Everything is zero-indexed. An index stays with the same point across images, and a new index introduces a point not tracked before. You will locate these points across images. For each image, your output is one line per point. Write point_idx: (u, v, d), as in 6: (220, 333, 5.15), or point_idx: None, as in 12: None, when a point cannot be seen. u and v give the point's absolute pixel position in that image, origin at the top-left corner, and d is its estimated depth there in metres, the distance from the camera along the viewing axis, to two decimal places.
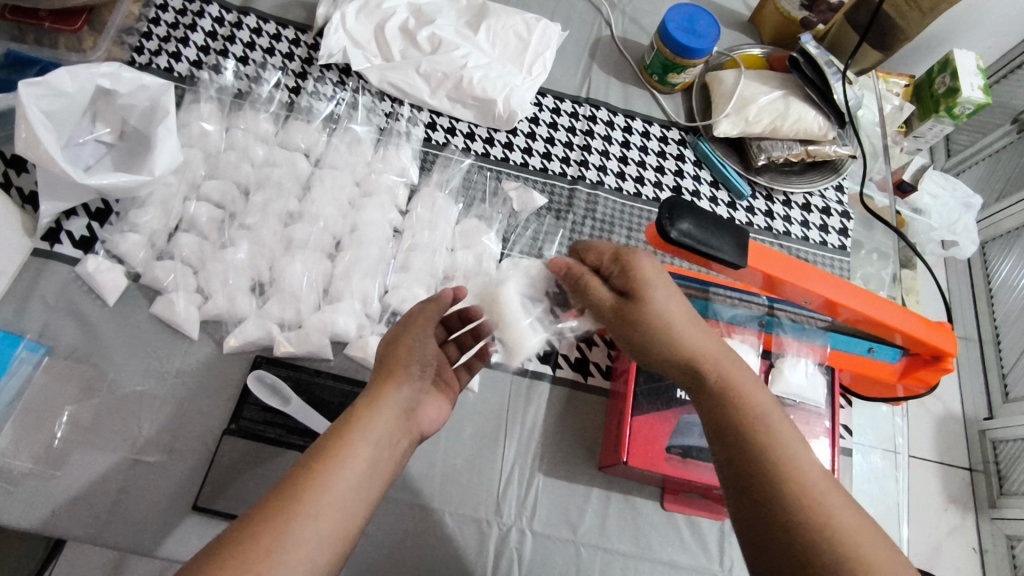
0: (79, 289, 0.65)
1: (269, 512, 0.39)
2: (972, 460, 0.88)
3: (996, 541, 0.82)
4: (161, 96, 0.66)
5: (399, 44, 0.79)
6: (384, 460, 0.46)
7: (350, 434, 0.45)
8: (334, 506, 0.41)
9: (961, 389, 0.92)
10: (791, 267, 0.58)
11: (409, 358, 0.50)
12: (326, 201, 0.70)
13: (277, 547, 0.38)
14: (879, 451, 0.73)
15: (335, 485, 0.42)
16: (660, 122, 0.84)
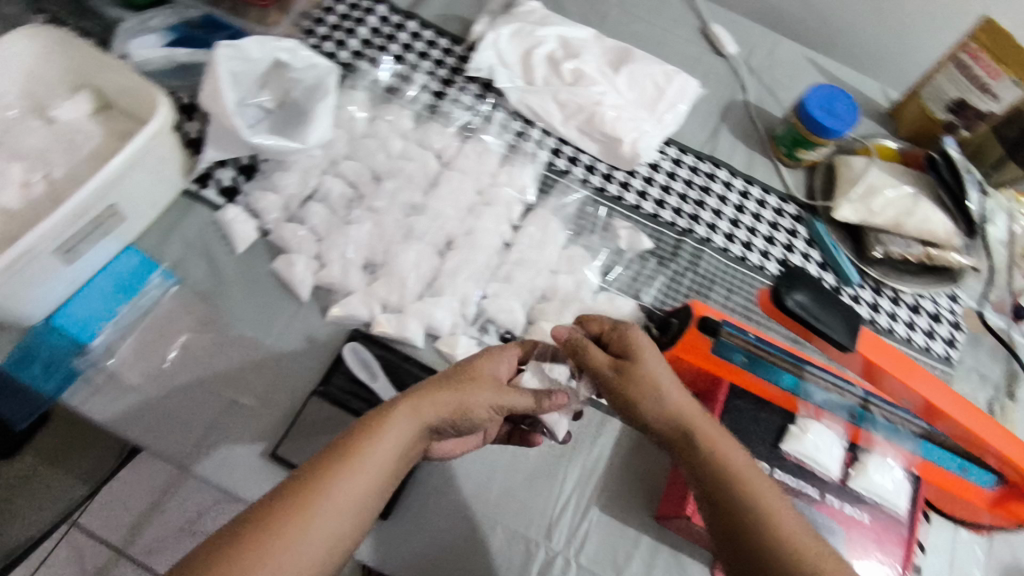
0: (215, 233, 0.70)
1: (274, 520, 0.38)
2: None
3: None
4: (326, 77, 0.72)
5: (543, 71, 0.83)
6: (399, 465, 0.44)
7: (367, 442, 0.42)
8: (342, 516, 0.40)
9: None
10: (901, 362, 0.57)
11: (471, 396, 0.48)
12: (448, 202, 0.74)
13: (272, 563, 0.37)
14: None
15: (345, 491, 0.40)
16: (779, 193, 0.84)
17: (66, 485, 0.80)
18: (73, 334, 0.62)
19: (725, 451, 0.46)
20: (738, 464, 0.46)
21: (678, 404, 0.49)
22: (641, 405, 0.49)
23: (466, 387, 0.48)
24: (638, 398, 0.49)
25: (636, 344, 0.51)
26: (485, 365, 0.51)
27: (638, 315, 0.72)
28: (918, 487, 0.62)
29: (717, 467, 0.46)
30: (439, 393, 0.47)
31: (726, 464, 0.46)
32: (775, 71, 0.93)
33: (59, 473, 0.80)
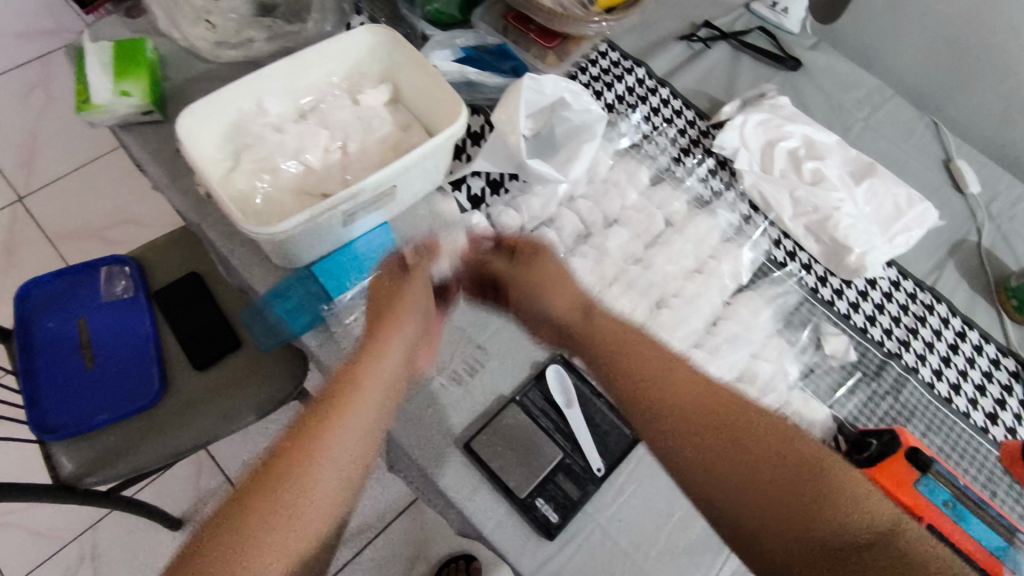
0: (455, 231, 0.77)
1: (266, 507, 0.47)
2: None
3: None
4: (595, 123, 0.80)
5: (783, 164, 0.85)
6: (372, 421, 0.54)
7: (327, 416, 0.52)
8: (332, 482, 0.50)
9: None
10: None
11: (392, 334, 0.58)
12: (668, 261, 0.78)
13: (264, 534, 0.46)
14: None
15: (327, 469, 0.50)
16: (998, 344, 0.80)
17: (236, 407, 0.81)
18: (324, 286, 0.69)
19: (691, 393, 0.54)
20: (714, 402, 0.53)
21: (629, 327, 0.61)
22: (549, 289, 0.65)
23: (398, 299, 0.61)
24: (624, 357, 0.57)
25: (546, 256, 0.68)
26: (420, 279, 0.64)
27: (830, 424, 0.71)
28: None
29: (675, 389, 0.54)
30: (376, 350, 0.57)
31: (714, 399, 0.53)
32: (1014, 220, 0.90)
33: (234, 395, 0.81)
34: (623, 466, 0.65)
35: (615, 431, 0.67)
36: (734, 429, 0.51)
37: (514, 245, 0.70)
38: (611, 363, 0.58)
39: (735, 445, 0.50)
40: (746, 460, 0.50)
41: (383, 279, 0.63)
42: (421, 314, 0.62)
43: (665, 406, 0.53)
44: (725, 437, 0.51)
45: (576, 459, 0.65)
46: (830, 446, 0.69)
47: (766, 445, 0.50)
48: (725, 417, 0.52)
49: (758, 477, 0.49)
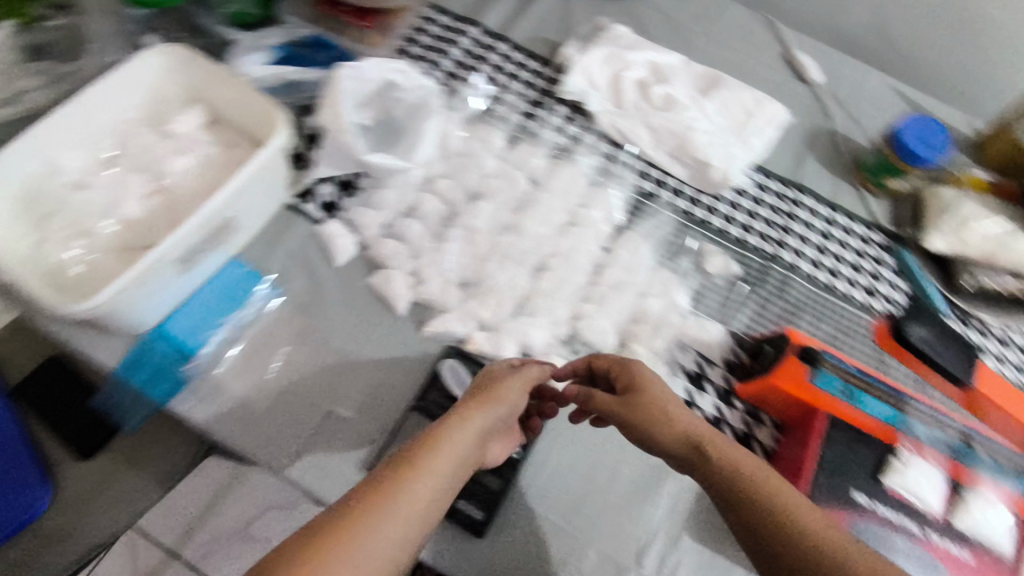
0: (314, 246, 0.71)
1: (333, 544, 0.40)
2: None
3: None
4: (430, 98, 0.77)
5: (633, 95, 0.84)
6: (445, 488, 0.46)
7: (401, 466, 0.45)
8: (391, 539, 0.42)
9: None
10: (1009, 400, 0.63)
11: (501, 403, 0.54)
12: (539, 222, 0.76)
13: (362, 539, 0.41)
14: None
15: (392, 530, 0.42)
16: (864, 221, 0.84)
17: (143, 487, 0.80)
18: (181, 344, 0.64)
19: (746, 467, 0.51)
20: (767, 479, 0.50)
21: (672, 393, 0.57)
22: (654, 431, 0.54)
23: (495, 393, 0.54)
24: (650, 424, 0.55)
25: (639, 369, 0.58)
26: (505, 369, 0.58)
27: (726, 341, 0.73)
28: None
29: (731, 473, 0.51)
30: (465, 422, 0.50)
31: (760, 476, 0.50)
32: (859, 99, 0.93)
33: (140, 474, 0.80)
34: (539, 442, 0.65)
35: (523, 409, 0.66)
36: (775, 504, 0.49)
37: (605, 369, 0.60)
38: (633, 424, 0.55)
39: (779, 513, 0.48)
40: (795, 530, 0.47)
41: (486, 372, 0.58)
42: (513, 405, 0.55)
43: (726, 458, 0.52)
44: (769, 508, 0.48)
45: None
46: (732, 361, 0.72)
47: (815, 524, 0.47)
48: (777, 496, 0.49)
49: (798, 545, 0.46)
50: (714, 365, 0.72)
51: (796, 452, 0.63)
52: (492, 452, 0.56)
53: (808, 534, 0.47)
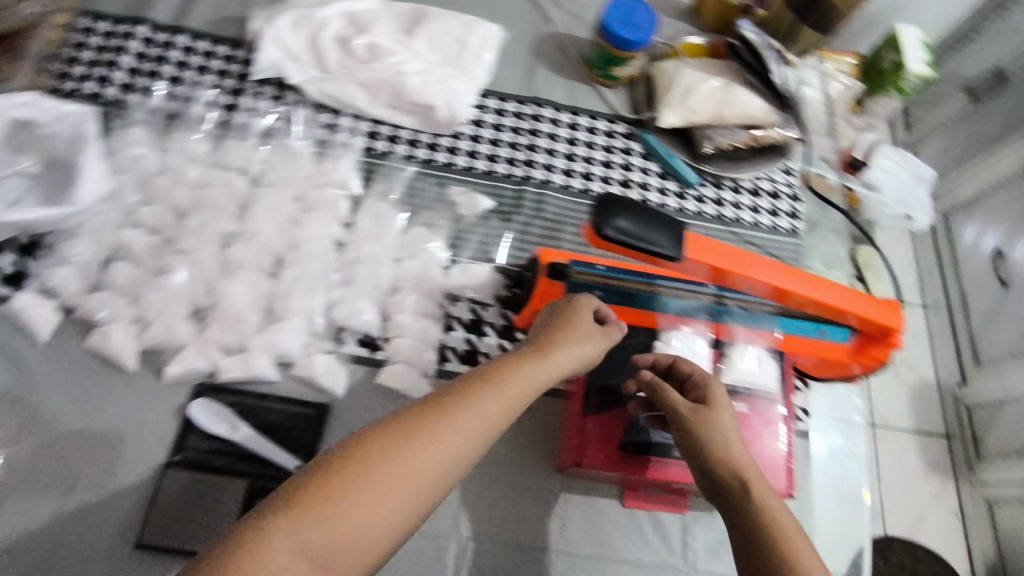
0: (9, 329, 0.63)
1: (367, 473, 0.38)
2: (949, 428, 0.91)
3: (977, 506, 0.85)
4: (83, 124, 0.67)
5: (335, 54, 0.77)
6: (503, 418, 0.44)
7: (469, 395, 0.43)
8: (428, 474, 0.40)
9: (936, 358, 0.96)
10: (738, 259, 0.58)
11: (576, 348, 0.51)
12: (265, 218, 0.69)
13: (360, 493, 0.38)
14: (843, 420, 0.74)
15: (428, 461, 0.40)
16: (606, 116, 0.83)
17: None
18: None
19: (760, 492, 0.48)
20: (762, 499, 0.47)
21: (735, 419, 0.52)
22: (700, 453, 0.50)
23: (572, 329, 0.51)
24: (707, 445, 0.50)
25: (714, 389, 0.54)
26: (582, 326, 0.52)
27: (495, 279, 0.72)
28: (784, 361, 0.66)
29: (724, 475, 0.49)
30: (540, 351, 0.49)
31: (762, 493, 0.48)
32: None
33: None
34: (320, 446, 0.64)
35: (297, 422, 0.64)
36: (755, 507, 0.47)
37: (687, 375, 0.56)
38: (690, 439, 0.51)
39: (766, 533, 0.46)
40: (767, 535, 0.45)
41: (563, 304, 0.55)
42: (594, 352, 0.52)
43: (735, 464, 0.49)
44: (753, 522, 0.46)
45: (269, 472, 0.61)
46: (505, 298, 0.71)
47: (792, 534, 0.46)
48: (756, 506, 0.47)
49: (767, 548, 0.45)
50: (488, 306, 0.71)
51: None
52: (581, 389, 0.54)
53: (786, 548, 0.45)
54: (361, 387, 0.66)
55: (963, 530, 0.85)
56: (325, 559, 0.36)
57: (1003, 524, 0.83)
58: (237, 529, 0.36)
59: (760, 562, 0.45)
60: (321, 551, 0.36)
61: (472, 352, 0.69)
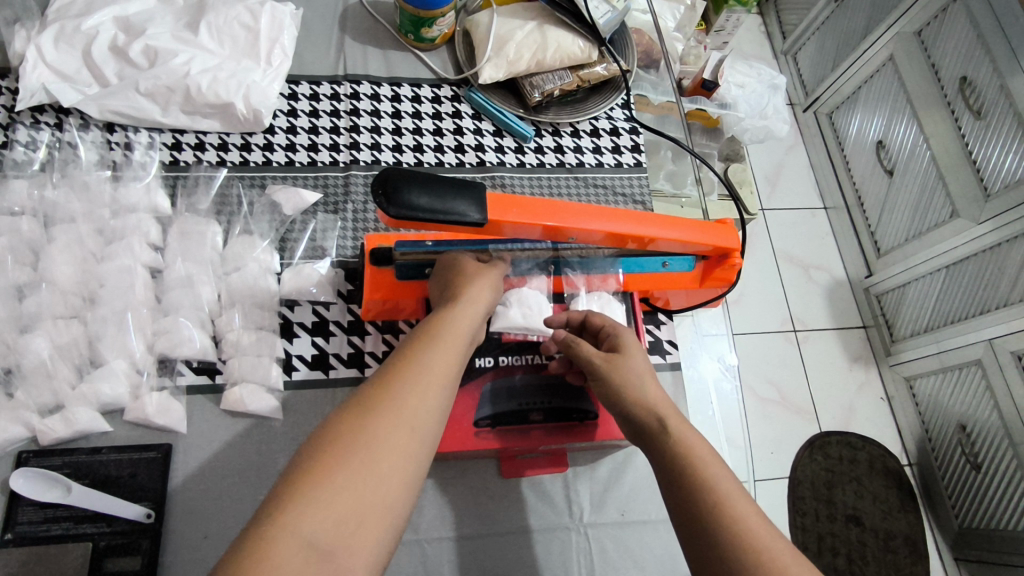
0: None
1: (346, 458, 0.37)
2: (865, 318, 1.10)
3: (898, 385, 1.03)
4: None
5: (112, 66, 0.71)
6: (450, 372, 0.45)
7: (402, 365, 0.43)
8: (408, 441, 0.39)
9: (844, 256, 1.15)
10: (565, 214, 0.56)
11: (483, 305, 0.52)
12: (63, 258, 0.63)
13: (356, 454, 0.37)
14: (709, 342, 0.77)
15: (400, 430, 0.39)
16: (429, 82, 0.80)
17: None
18: None
19: (676, 426, 0.47)
20: (678, 429, 0.47)
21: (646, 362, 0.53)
22: (615, 394, 0.51)
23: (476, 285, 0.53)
24: (620, 387, 0.51)
25: (623, 333, 0.55)
26: (486, 284, 0.54)
27: (334, 274, 0.68)
28: (631, 301, 0.65)
29: (639, 410, 0.49)
30: (453, 314, 0.50)
31: (677, 427, 0.47)
32: None
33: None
34: (171, 488, 0.59)
35: (139, 468, 0.58)
36: (668, 444, 0.46)
37: (600, 327, 0.57)
38: (608, 387, 0.51)
39: (683, 467, 0.44)
40: (687, 467, 0.44)
41: (452, 266, 0.56)
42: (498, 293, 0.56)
43: (645, 400, 0.49)
44: (668, 460, 0.46)
45: (114, 528, 0.56)
46: (346, 292, 0.68)
47: (709, 463, 0.45)
48: (674, 441, 0.46)
49: (690, 479, 0.44)
50: (332, 305, 0.68)
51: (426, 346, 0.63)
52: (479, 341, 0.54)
53: (702, 478, 0.43)
54: (202, 417, 0.62)
55: (889, 408, 1.03)
56: (339, 534, 0.34)
57: (920, 393, 1.00)
58: (236, 546, 0.33)
59: (675, 488, 0.44)
60: (327, 533, 0.34)
61: (322, 355, 0.66)
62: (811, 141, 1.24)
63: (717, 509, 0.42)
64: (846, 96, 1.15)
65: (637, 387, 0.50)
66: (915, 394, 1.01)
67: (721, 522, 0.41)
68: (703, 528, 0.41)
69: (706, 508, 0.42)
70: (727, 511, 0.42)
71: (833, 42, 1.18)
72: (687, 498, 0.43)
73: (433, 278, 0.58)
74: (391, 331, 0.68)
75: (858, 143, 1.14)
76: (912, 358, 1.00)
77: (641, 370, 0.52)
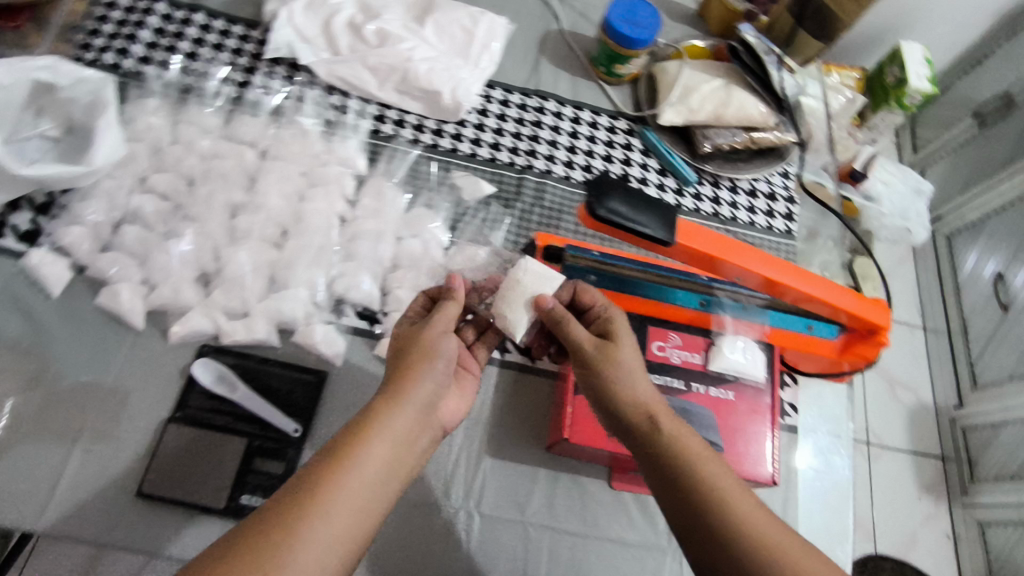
0: (25, 283, 0.65)
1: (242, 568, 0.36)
2: (944, 449, 1.02)
3: (969, 527, 0.95)
4: (103, 90, 0.66)
5: (346, 38, 0.79)
6: (357, 497, 0.42)
7: (329, 474, 0.42)
8: (317, 563, 0.38)
9: (933, 382, 1.08)
10: (732, 248, 0.59)
11: (416, 402, 0.48)
12: (273, 191, 0.71)
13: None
14: (831, 415, 0.76)
15: (311, 556, 0.38)
16: (608, 112, 0.86)
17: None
18: None
19: (667, 422, 0.49)
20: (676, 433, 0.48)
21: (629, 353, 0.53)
22: (608, 389, 0.51)
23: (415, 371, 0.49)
24: (609, 381, 0.51)
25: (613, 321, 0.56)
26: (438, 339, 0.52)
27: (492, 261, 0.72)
28: (772, 353, 0.67)
29: (631, 406, 0.50)
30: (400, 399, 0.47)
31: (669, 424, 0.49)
32: None
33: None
34: (319, 411, 0.65)
35: (296, 386, 0.64)
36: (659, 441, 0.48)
37: (590, 302, 0.58)
38: (598, 376, 0.52)
39: (678, 465, 0.46)
40: (686, 466, 0.46)
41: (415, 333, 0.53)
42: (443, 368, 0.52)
43: (638, 405, 0.50)
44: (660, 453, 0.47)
45: (266, 433, 0.61)
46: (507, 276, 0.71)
47: (704, 459, 0.46)
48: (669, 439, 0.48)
49: (687, 479, 0.45)
50: None
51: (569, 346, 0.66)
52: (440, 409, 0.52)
53: (698, 470, 0.45)
54: (357, 358, 0.68)
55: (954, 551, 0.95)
56: None
57: (994, 541, 0.92)
58: None
59: (673, 485, 0.46)
60: None
61: None
62: (922, 257, 1.18)
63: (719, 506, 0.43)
64: (969, 222, 1.11)
65: (627, 386, 0.51)
66: (987, 542, 0.92)
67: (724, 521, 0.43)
68: (705, 527, 0.43)
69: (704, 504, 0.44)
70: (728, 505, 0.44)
71: (967, 166, 1.13)
72: (691, 499, 0.44)
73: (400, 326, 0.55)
74: None
75: (974, 275, 1.09)
76: (989, 503, 0.92)
77: (629, 364, 0.52)
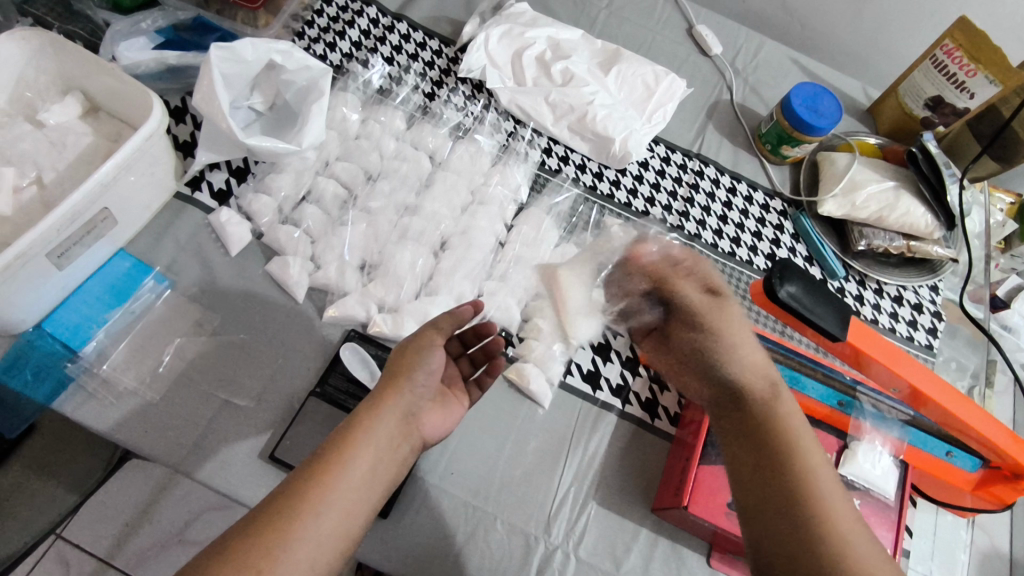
0: (208, 236, 0.70)
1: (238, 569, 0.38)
2: None
3: None
4: (320, 79, 0.72)
5: (533, 71, 0.84)
6: (343, 503, 0.43)
7: (320, 478, 0.43)
8: (307, 564, 0.40)
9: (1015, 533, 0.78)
10: (887, 350, 0.58)
11: (396, 411, 0.48)
12: (442, 200, 0.74)
13: None
14: (942, 547, 0.72)
15: (302, 555, 0.40)
16: (765, 190, 0.86)
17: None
18: (65, 340, 0.62)
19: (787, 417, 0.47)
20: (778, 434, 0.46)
21: (731, 328, 0.50)
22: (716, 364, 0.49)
23: (397, 381, 0.50)
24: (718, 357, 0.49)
25: (701, 283, 0.52)
26: (424, 352, 0.52)
27: None
28: (906, 471, 0.64)
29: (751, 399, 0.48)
30: (382, 407, 0.48)
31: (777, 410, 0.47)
32: (758, 71, 0.96)
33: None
34: None
35: None
36: (770, 426, 0.46)
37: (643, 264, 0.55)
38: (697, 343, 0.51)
39: (783, 463, 0.45)
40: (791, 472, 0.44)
41: (400, 348, 0.53)
42: (426, 376, 0.51)
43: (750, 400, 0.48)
44: (763, 449, 0.46)
45: None
46: None
47: (821, 482, 0.44)
48: (780, 441, 0.45)
49: (789, 483, 0.44)
50: (619, 335, 0.73)
51: (697, 415, 0.65)
52: (426, 420, 0.52)
53: (802, 483, 0.44)
54: None
55: None
56: None
57: None
58: None
59: (770, 482, 0.44)
60: None
61: (596, 374, 0.71)
62: None
63: (817, 527, 0.42)
64: None
65: (736, 368, 0.49)
66: None
67: (822, 545, 0.41)
68: (799, 540, 0.42)
69: (802, 516, 0.42)
70: (827, 527, 0.42)
71: None
72: (795, 507, 0.43)
73: (401, 341, 0.54)
74: (658, 383, 0.72)
75: None
76: None
77: (745, 354, 0.49)
